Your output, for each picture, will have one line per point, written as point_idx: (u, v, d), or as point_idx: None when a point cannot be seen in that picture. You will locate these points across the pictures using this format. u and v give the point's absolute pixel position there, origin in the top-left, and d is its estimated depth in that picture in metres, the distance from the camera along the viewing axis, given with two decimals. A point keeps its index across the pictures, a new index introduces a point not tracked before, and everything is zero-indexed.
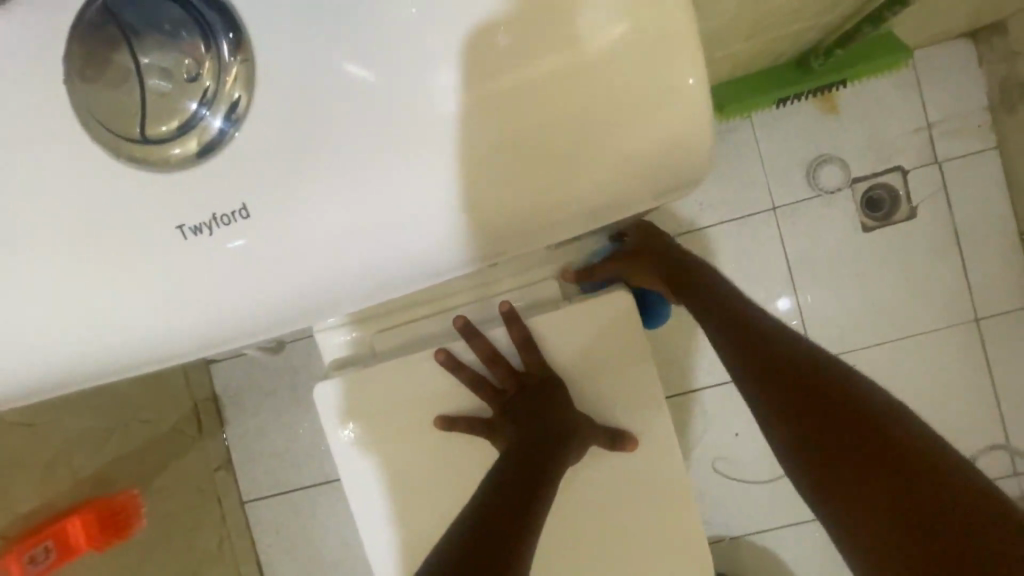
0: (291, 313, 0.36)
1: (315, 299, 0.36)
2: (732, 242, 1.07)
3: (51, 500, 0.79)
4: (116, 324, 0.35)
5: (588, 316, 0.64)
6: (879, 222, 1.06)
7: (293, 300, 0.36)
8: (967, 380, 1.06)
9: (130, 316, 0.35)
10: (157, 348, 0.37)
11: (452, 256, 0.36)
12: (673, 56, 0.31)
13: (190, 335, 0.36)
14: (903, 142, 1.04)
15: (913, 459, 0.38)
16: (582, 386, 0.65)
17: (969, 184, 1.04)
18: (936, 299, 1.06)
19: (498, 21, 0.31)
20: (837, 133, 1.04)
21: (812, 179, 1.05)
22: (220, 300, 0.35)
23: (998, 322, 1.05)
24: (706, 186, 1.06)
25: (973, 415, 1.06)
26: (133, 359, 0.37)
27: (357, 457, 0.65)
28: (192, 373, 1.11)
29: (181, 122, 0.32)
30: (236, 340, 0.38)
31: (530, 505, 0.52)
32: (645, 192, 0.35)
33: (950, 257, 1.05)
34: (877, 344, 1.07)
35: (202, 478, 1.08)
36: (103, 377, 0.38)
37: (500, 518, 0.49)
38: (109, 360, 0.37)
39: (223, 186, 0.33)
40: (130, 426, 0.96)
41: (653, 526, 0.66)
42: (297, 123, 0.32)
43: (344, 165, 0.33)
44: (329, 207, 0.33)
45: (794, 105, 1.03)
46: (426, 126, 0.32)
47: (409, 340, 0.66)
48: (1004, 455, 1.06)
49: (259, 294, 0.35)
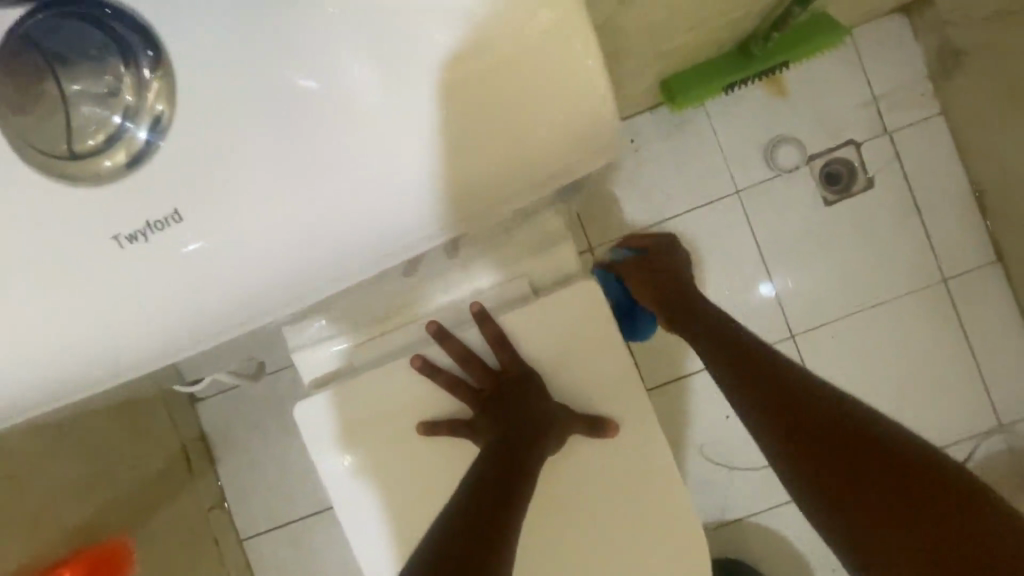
0: (240, 316, 0.38)
1: (265, 299, 0.37)
2: (701, 229, 1.09)
3: (37, 554, 0.78)
4: (63, 340, 0.35)
5: (559, 309, 0.65)
6: (840, 194, 1.09)
7: (243, 302, 0.37)
8: (941, 339, 1.09)
9: (87, 329, 0.35)
10: (108, 361, 0.37)
11: (393, 243, 0.37)
12: (568, 39, 0.33)
13: (149, 344, 0.37)
14: (853, 116, 1.07)
15: (918, 485, 0.47)
16: (560, 377, 0.66)
17: (919, 150, 1.07)
18: (902, 264, 1.08)
19: (395, 16, 0.32)
20: (789, 114, 1.07)
21: (771, 160, 1.08)
22: (168, 306, 0.35)
23: (964, 281, 1.08)
24: (670, 178, 1.09)
25: (951, 373, 1.09)
26: (93, 373, 0.37)
27: (348, 473, 0.65)
28: (177, 414, 1.10)
29: (108, 134, 0.33)
30: (191, 346, 0.38)
31: (509, 501, 0.53)
32: (567, 169, 0.37)
33: (911, 222, 1.08)
34: (852, 314, 1.09)
35: (196, 520, 1.06)
36: (59, 397, 0.38)
37: (481, 516, 0.50)
38: (60, 378, 0.37)
39: (152, 193, 0.33)
40: (115, 474, 0.94)
41: (646, 510, 0.66)
42: (218, 130, 0.33)
43: (273, 167, 0.34)
44: (265, 209, 0.34)
45: (744, 91, 1.07)
46: (343, 123, 0.33)
47: (382, 352, 0.66)
48: (984, 407, 1.08)
49: (205, 300, 0.36)
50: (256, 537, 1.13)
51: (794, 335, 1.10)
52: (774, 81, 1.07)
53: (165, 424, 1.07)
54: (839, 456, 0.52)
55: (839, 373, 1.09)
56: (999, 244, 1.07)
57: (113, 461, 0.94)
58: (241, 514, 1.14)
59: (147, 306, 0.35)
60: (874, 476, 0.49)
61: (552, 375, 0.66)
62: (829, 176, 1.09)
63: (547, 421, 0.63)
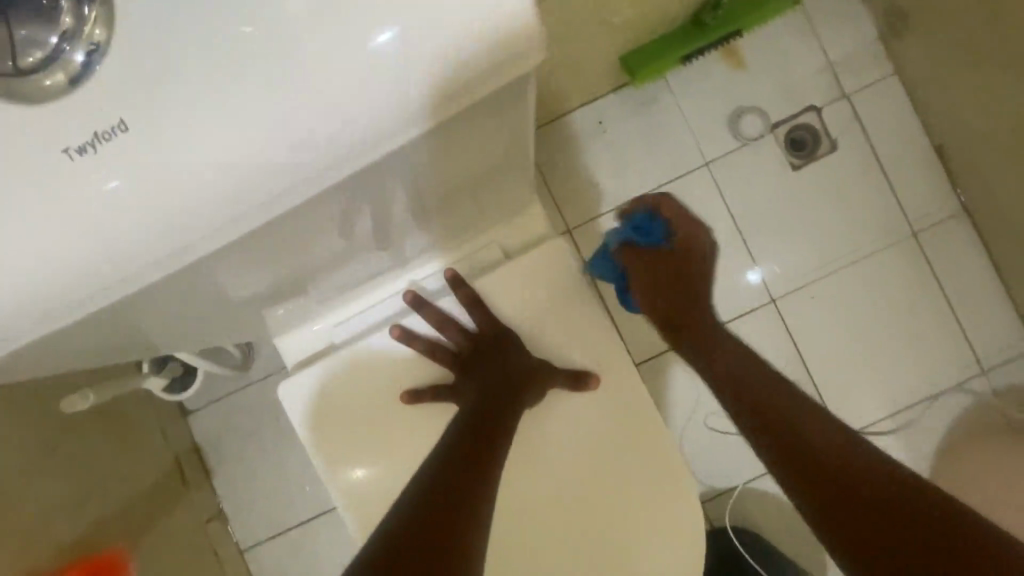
0: (186, 235, 0.37)
1: (210, 217, 0.36)
2: (674, 202, 1.11)
3: (33, 567, 0.75)
4: (14, 263, 0.35)
5: (532, 270, 0.66)
6: (806, 158, 1.11)
7: (188, 219, 0.36)
8: (918, 292, 1.11)
9: (39, 255, 0.35)
10: (60, 286, 0.36)
11: (333, 155, 0.36)
12: None
13: (100, 267, 0.36)
14: (811, 82, 1.11)
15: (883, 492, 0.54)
16: (538, 337, 0.67)
17: (878, 110, 1.11)
18: (873, 221, 1.11)
19: None
20: (750, 85, 1.10)
21: (736, 130, 1.10)
22: (117, 223, 0.35)
23: (934, 233, 1.11)
24: (640, 155, 1.11)
25: (931, 324, 1.11)
26: (51, 304, 0.37)
27: (338, 450, 0.66)
28: (168, 427, 1.09)
29: (46, 55, 0.34)
30: (141, 272, 0.38)
31: (484, 458, 0.54)
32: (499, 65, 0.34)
33: (877, 180, 1.11)
34: (828, 274, 1.11)
35: (194, 532, 1.05)
36: (18, 331, 0.38)
37: (456, 473, 0.51)
38: (16, 307, 0.37)
39: (96, 104, 0.33)
40: (108, 487, 0.92)
41: (634, 464, 0.67)
42: (161, 41, 0.33)
43: (213, 75, 0.34)
44: (206, 118, 0.34)
45: (703, 66, 1.10)
46: (280, 26, 0.33)
47: (365, 327, 0.69)
48: (967, 354, 1.10)
49: (152, 217, 0.35)
50: (255, 546, 1.12)
51: (775, 300, 1.12)
52: (732, 55, 1.10)
53: (157, 437, 1.06)
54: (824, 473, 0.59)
55: (822, 334, 1.11)
56: (965, 196, 1.10)
57: (104, 475, 0.92)
58: (239, 525, 1.13)
59: (98, 227, 0.35)
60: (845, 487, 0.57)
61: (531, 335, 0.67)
62: (795, 143, 1.11)
63: (527, 377, 0.64)
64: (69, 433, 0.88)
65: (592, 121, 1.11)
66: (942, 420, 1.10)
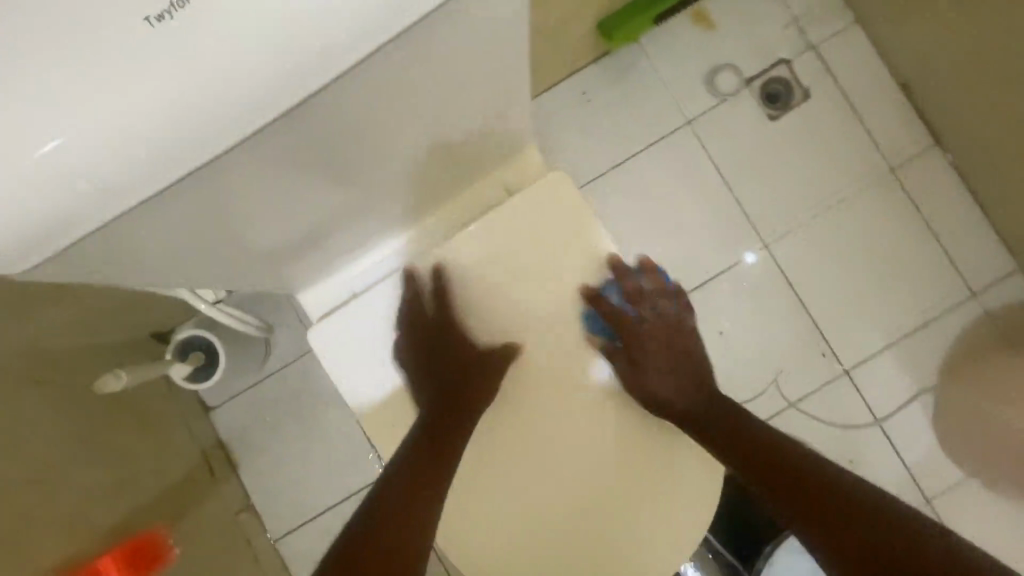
0: (245, 108, 0.39)
1: (268, 90, 0.38)
2: (661, 162, 1.16)
3: (78, 550, 0.77)
4: (88, 132, 0.37)
5: (529, 206, 0.73)
6: (782, 109, 1.17)
7: (248, 91, 0.38)
8: (902, 225, 1.16)
9: (111, 125, 0.37)
10: (130, 158, 0.38)
11: (380, 27, 0.38)
12: None
13: (168, 138, 0.38)
14: (779, 37, 1.17)
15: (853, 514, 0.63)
16: (540, 267, 0.74)
17: (845, 57, 1.17)
18: (851, 162, 1.16)
19: None
20: (722, 45, 1.16)
21: (713, 88, 1.16)
22: (184, 93, 0.37)
23: (910, 167, 1.16)
24: (624, 120, 1.16)
25: (918, 255, 1.16)
26: (87, 198, 0.39)
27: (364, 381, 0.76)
28: (193, 423, 1.12)
29: None
30: (203, 145, 0.40)
31: (437, 474, 0.70)
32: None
33: (851, 122, 1.17)
34: (815, 217, 1.16)
35: (226, 523, 1.08)
36: (89, 213, 0.40)
37: (411, 489, 0.70)
38: (87, 182, 0.38)
39: None
40: (142, 476, 0.94)
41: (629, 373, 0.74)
42: None
43: None
44: None
45: (676, 31, 1.16)
46: None
47: (378, 275, 0.78)
48: (955, 280, 1.15)
49: (217, 86, 0.37)
50: (288, 536, 1.15)
51: (768, 245, 1.16)
52: (702, 19, 1.16)
53: (184, 432, 1.08)
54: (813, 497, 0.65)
55: (816, 274, 1.16)
56: (937, 129, 1.15)
57: (137, 464, 0.95)
58: (270, 516, 1.16)
59: (167, 95, 0.37)
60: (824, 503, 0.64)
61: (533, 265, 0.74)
62: (770, 95, 1.17)
63: (476, 383, 0.74)
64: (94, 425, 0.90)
65: (576, 91, 1.16)
66: (939, 346, 1.14)
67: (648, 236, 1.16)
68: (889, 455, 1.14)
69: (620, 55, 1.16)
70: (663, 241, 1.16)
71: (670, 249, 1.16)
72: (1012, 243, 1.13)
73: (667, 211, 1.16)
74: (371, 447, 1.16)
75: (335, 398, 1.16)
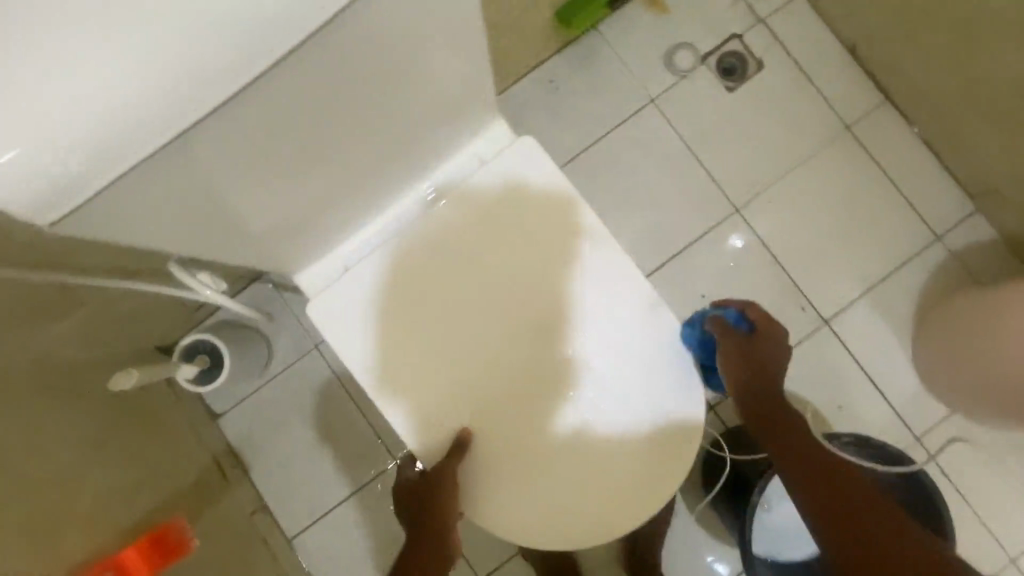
0: (245, 56, 0.43)
1: (264, 39, 0.43)
2: (629, 140, 1.22)
3: (100, 547, 0.80)
4: (108, 88, 0.41)
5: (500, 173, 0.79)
6: (738, 81, 1.24)
7: (247, 41, 0.43)
8: (863, 179, 1.22)
9: (129, 82, 0.42)
10: (144, 111, 0.42)
11: None
12: None
13: (176, 89, 0.43)
14: (729, 14, 1.24)
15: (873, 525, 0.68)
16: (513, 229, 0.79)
17: (792, 27, 1.24)
18: (809, 124, 1.23)
19: None
20: (676, 25, 1.23)
21: (672, 66, 1.23)
22: (193, 46, 0.42)
23: (865, 124, 1.23)
24: (592, 103, 1.22)
25: (881, 205, 1.22)
26: (105, 153, 0.43)
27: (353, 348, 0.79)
28: (201, 429, 1.15)
29: None
30: (209, 97, 0.44)
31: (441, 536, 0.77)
32: None
33: (804, 87, 1.23)
34: (779, 179, 1.22)
35: (242, 523, 1.11)
36: (103, 171, 0.43)
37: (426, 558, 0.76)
38: (103, 137, 0.42)
39: None
40: (157, 478, 0.98)
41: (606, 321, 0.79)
42: None
43: None
44: None
45: (633, 17, 1.23)
46: None
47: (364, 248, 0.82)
48: (920, 226, 1.21)
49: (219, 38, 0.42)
50: (303, 533, 1.18)
51: (739, 209, 1.22)
52: (655, 3, 1.23)
53: (192, 439, 1.12)
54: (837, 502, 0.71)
55: (787, 233, 1.22)
56: (885, 86, 1.22)
57: (151, 467, 0.98)
58: (284, 515, 1.18)
59: (178, 51, 0.42)
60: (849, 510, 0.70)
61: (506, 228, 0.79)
62: (726, 69, 1.24)
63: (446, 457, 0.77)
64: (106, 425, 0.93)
65: (543, 81, 1.22)
66: (910, 290, 1.20)
67: (625, 211, 1.21)
68: (873, 398, 1.19)
69: (581, 43, 1.22)
70: (639, 214, 1.21)
71: (647, 222, 1.21)
72: (967, 185, 1.20)
73: (641, 186, 1.22)
74: (377, 438, 1.19)
75: (338, 394, 1.20)
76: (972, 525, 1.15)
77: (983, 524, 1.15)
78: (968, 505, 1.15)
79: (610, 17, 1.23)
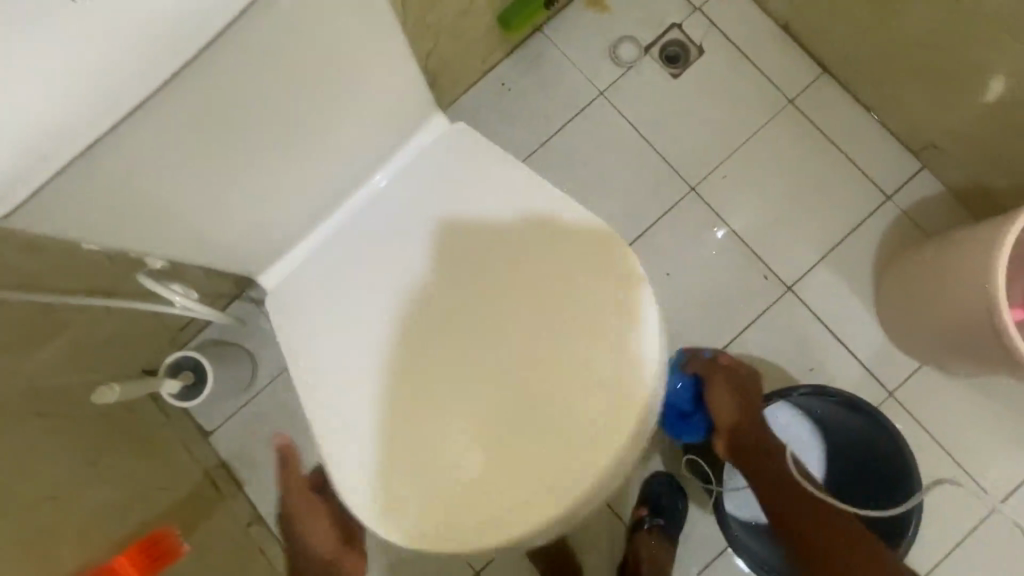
0: (152, 67, 0.51)
1: (169, 50, 0.51)
2: (584, 132, 1.28)
3: (91, 559, 0.83)
4: (32, 104, 0.48)
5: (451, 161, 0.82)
6: (682, 67, 1.29)
7: (155, 52, 0.50)
8: (811, 148, 1.27)
9: (48, 96, 0.48)
10: (68, 119, 0.49)
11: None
12: None
13: (96, 97, 0.50)
14: (666, 5, 1.30)
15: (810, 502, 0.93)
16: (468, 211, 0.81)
17: (728, 13, 1.30)
18: (753, 101, 1.28)
19: None
20: (617, 21, 1.30)
21: (617, 60, 1.29)
22: (108, 62, 0.49)
23: (807, 97, 1.28)
24: (543, 101, 1.28)
25: (832, 171, 1.26)
26: (37, 156, 0.50)
27: (319, 341, 0.80)
28: (192, 447, 1.18)
29: None
30: (126, 102, 0.51)
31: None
32: None
33: (746, 67, 1.29)
34: (731, 155, 1.27)
35: (238, 534, 1.13)
36: (38, 172, 0.51)
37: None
38: (34, 145, 0.49)
39: None
40: (151, 494, 1.01)
41: (563, 288, 0.78)
42: None
43: None
44: None
45: (575, 17, 1.30)
46: None
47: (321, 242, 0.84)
48: (871, 188, 1.25)
49: (132, 53, 0.50)
50: None
51: (695, 188, 1.27)
52: (595, 2, 1.30)
53: (184, 456, 1.14)
54: (794, 495, 0.93)
55: (744, 205, 1.26)
56: (822, 58, 1.28)
57: (144, 484, 1.01)
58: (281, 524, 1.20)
59: (92, 65, 0.49)
60: (798, 498, 0.93)
61: (462, 210, 0.81)
62: (669, 56, 1.29)
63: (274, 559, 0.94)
64: (94, 437, 0.96)
65: (495, 84, 1.28)
66: (868, 250, 1.24)
67: (585, 199, 1.26)
68: (844, 357, 1.22)
69: (528, 46, 1.29)
70: (601, 201, 1.26)
71: (608, 208, 1.26)
72: (911, 143, 1.24)
73: (598, 174, 1.27)
74: None
75: None
76: (951, 470, 1.19)
77: (962, 468, 1.19)
78: (947, 452, 1.18)
79: (553, 19, 1.30)
